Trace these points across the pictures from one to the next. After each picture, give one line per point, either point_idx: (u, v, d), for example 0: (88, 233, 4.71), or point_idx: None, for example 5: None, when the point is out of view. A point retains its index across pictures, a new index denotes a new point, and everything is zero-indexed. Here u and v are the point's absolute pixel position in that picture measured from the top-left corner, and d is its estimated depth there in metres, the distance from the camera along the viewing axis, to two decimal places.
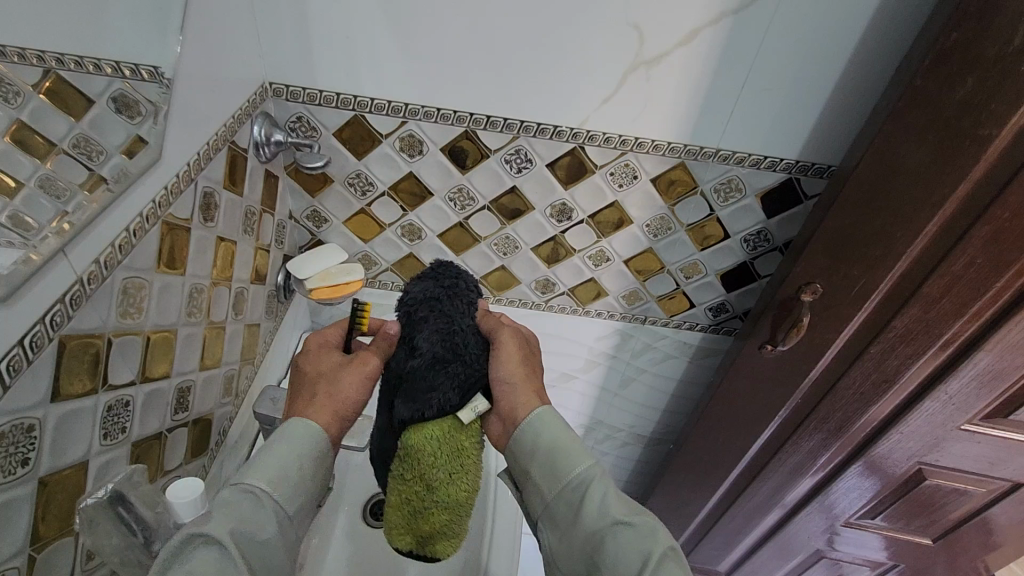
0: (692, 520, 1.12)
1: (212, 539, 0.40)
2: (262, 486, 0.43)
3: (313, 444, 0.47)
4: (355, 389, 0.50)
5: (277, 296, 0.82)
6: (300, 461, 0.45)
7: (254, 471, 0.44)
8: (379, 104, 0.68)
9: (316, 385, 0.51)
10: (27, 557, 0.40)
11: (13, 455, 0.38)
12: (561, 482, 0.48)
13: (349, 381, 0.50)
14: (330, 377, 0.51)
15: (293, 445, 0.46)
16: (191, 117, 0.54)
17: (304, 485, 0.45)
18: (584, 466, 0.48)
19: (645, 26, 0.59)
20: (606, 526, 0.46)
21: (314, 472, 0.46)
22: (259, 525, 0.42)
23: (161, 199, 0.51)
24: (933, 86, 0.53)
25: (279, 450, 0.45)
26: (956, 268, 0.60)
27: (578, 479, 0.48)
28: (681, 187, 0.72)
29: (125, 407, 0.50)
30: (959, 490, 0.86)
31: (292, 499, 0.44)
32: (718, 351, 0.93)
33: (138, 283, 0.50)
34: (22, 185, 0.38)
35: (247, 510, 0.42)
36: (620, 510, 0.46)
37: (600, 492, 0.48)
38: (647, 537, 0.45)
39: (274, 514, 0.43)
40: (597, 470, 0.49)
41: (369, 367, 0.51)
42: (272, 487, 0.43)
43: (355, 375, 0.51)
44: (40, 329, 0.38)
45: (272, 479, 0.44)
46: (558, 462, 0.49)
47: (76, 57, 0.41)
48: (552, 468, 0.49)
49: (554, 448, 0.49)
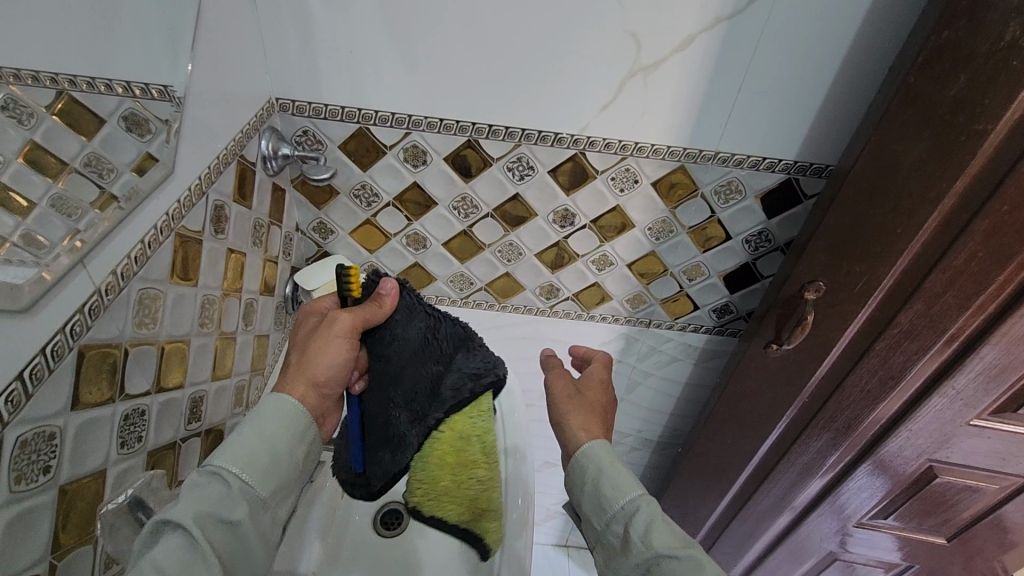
0: (703, 525, 1.11)
1: (178, 523, 0.40)
2: (231, 467, 0.45)
3: (280, 424, 0.49)
4: (328, 350, 0.55)
5: (285, 307, 0.83)
6: (272, 443, 0.48)
7: (224, 454, 0.45)
8: (383, 116, 0.70)
9: (296, 348, 0.57)
10: (48, 564, 0.41)
11: (35, 463, 0.38)
12: (608, 512, 0.52)
13: (321, 346, 0.55)
14: (304, 343, 0.57)
15: (264, 425, 0.48)
16: (202, 133, 0.55)
17: (277, 465, 0.47)
18: (625, 499, 0.52)
19: (641, 34, 0.60)
20: (650, 557, 0.48)
21: (289, 453, 0.48)
22: (228, 507, 0.44)
23: (174, 211, 0.52)
24: (926, 83, 0.54)
25: (249, 433, 0.47)
26: (958, 263, 0.61)
27: (625, 508, 0.51)
28: (682, 189, 0.73)
29: (141, 416, 0.51)
30: (972, 487, 0.85)
31: (263, 479, 0.46)
32: (723, 352, 0.93)
33: (153, 294, 0.51)
34: (34, 206, 0.39)
35: (215, 494, 0.43)
36: (664, 543, 0.48)
37: (644, 521, 0.50)
38: (690, 568, 0.46)
39: (243, 496, 0.44)
40: (642, 501, 0.51)
41: (339, 324, 0.56)
42: (242, 467, 0.45)
43: (329, 337, 0.56)
44: (60, 338, 0.39)
45: (242, 461, 0.45)
46: (604, 493, 0.53)
47: (87, 78, 0.42)
48: (599, 500, 0.53)
49: (601, 482, 0.53)
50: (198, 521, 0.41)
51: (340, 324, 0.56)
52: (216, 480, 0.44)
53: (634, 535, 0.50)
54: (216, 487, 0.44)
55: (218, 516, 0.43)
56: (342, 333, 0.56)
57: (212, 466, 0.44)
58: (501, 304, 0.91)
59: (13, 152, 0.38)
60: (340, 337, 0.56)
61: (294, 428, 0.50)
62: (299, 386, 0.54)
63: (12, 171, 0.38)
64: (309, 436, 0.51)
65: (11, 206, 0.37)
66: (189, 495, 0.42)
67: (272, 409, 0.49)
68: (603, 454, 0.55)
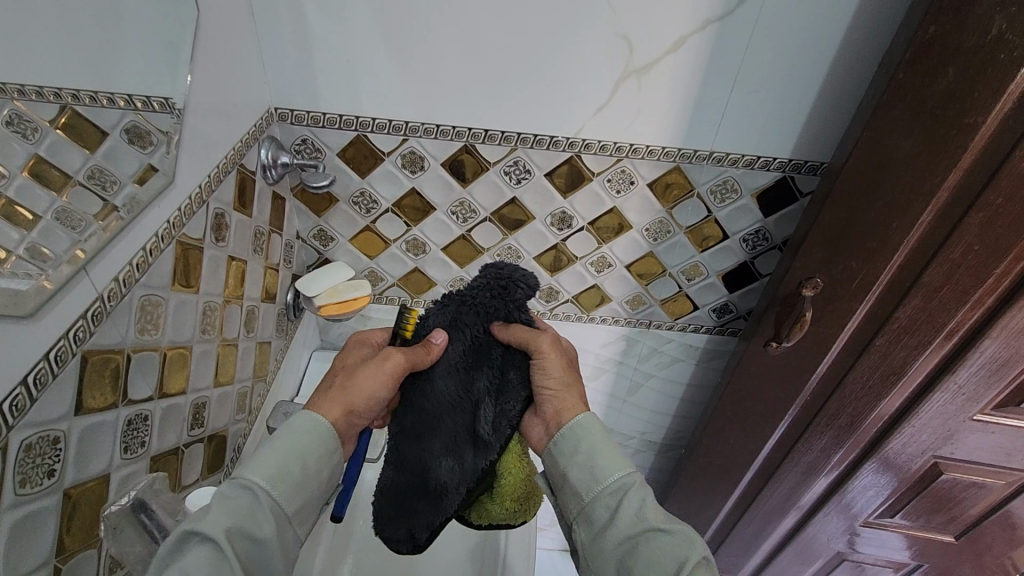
0: (709, 527, 1.11)
1: (207, 537, 0.41)
2: (262, 483, 0.45)
3: (312, 442, 0.49)
4: (371, 385, 0.53)
5: (287, 314, 0.84)
6: (303, 459, 0.48)
7: (253, 468, 0.46)
8: (380, 124, 0.71)
9: (340, 376, 0.56)
10: (52, 567, 0.41)
11: (40, 466, 0.39)
12: (599, 487, 0.52)
13: (365, 376, 0.53)
14: (352, 370, 0.55)
15: (297, 442, 0.48)
16: (201, 144, 0.56)
17: (304, 484, 0.48)
18: (619, 474, 0.52)
19: (633, 37, 0.61)
20: (641, 531, 0.48)
21: (315, 472, 0.49)
22: (256, 523, 0.44)
23: (175, 219, 0.53)
24: (915, 76, 0.55)
25: (280, 446, 0.47)
26: (955, 255, 0.61)
27: (617, 483, 0.51)
28: (678, 189, 0.74)
29: (144, 422, 0.51)
30: (978, 483, 0.85)
31: (290, 498, 0.46)
32: (725, 352, 0.93)
33: (155, 301, 0.51)
34: (39, 219, 0.39)
35: (243, 505, 0.44)
36: (657, 517, 0.49)
37: (637, 497, 0.50)
38: (683, 542, 0.47)
39: (272, 512, 0.45)
40: (636, 479, 0.52)
41: (388, 365, 0.53)
42: (271, 483, 0.45)
43: (373, 372, 0.53)
44: (64, 344, 0.40)
45: (269, 476, 0.46)
46: (596, 467, 0.52)
47: (91, 93, 0.43)
48: (590, 474, 0.52)
49: (595, 455, 0.53)
50: (227, 536, 0.42)
51: (388, 364, 0.53)
52: (245, 494, 0.45)
53: (626, 510, 0.50)
54: (245, 500, 0.45)
55: (244, 531, 0.43)
56: (389, 373, 0.53)
57: (242, 480, 0.45)
58: None
59: (19, 166, 0.37)
60: (385, 376, 0.53)
61: (324, 448, 0.50)
62: (334, 410, 0.52)
63: (18, 182, 0.37)
64: (336, 457, 0.51)
65: (17, 219, 0.37)
66: (220, 507, 0.43)
67: (306, 426, 0.50)
68: (594, 425, 0.55)
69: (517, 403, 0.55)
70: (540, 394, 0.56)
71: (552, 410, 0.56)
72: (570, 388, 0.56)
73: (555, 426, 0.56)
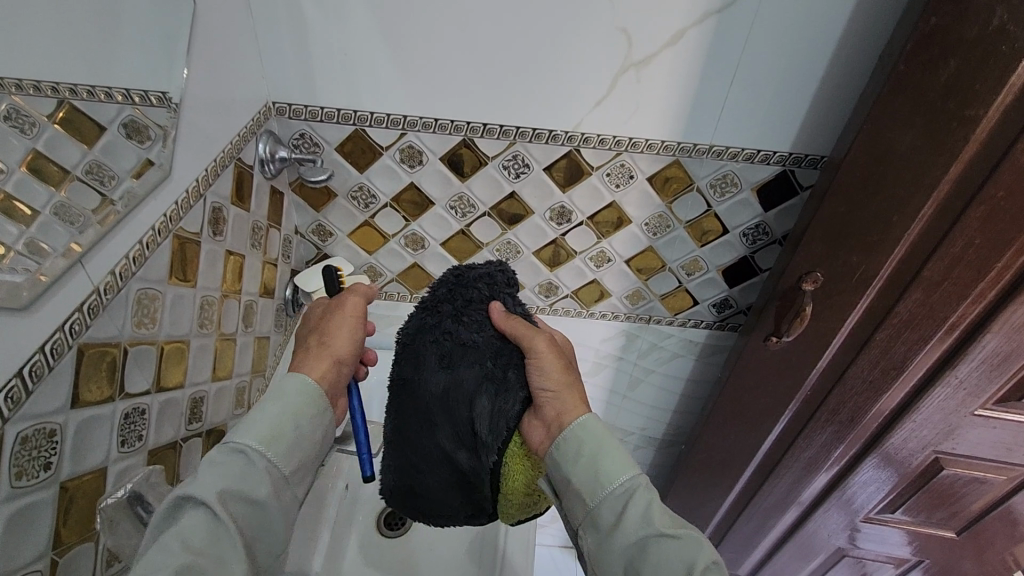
0: (710, 524, 1.10)
1: (200, 500, 0.41)
2: (255, 445, 0.45)
3: (303, 403, 0.49)
4: (345, 326, 0.56)
5: (285, 309, 0.84)
6: (295, 418, 0.48)
7: (244, 430, 0.45)
8: (378, 118, 0.70)
9: (309, 337, 0.56)
10: (49, 560, 0.41)
11: (36, 459, 0.39)
12: (603, 492, 0.49)
13: (337, 322, 0.56)
14: (320, 327, 0.57)
15: (286, 403, 0.48)
16: (199, 138, 0.56)
17: (299, 444, 0.47)
18: (627, 476, 0.50)
19: (632, 30, 0.61)
20: (650, 534, 0.47)
21: (309, 433, 0.48)
22: (251, 485, 0.44)
23: (172, 213, 0.53)
24: (916, 69, 0.54)
25: (269, 409, 0.47)
26: (955, 249, 0.61)
27: (623, 488, 0.49)
28: (677, 183, 0.74)
29: (141, 415, 0.51)
30: (979, 479, 0.85)
31: (285, 458, 0.46)
32: (725, 347, 0.93)
33: (152, 294, 0.51)
34: (37, 214, 0.39)
35: (237, 469, 0.44)
36: (665, 522, 0.47)
37: (642, 502, 0.49)
38: (692, 548, 0.46)
39: (267, 473, 0.45)
40: (642, 480, 0.50)
41: (349, 305, 0.58)
42: (265, 445, 0.45)
43: (342, 321, 0.57)
44: (60, 336, 0.40)
45: (262, 438, 0.45)
46: (602, 469, 0.50)
47: (87, 87, 0.43)
48: (594, 479, 0.50)
49: (599, 459, 0.50)
50: (222, 500, 0.42)
51: (350, 305, 0.58)
52: (240, 457, 0.44)
53: (633, 516, 0.48)
54: (239, 462, 0.44)
55: (240, 495, 0.43)
56: (353, 313, 0.57)
57: (234, 443, 0.44)
58: None
59: (17, 161, 0.37)
60: (352, 318, 0.57)
61: (314, 406, 0.49)
62: (320, 366, 0.53)
63: (17, 178, 0.37)
64: (328, 418, 0.51)
65: (15, 215, 0.37)
66: (214, 473, 0.43)
67: (296, 387, 0.49)
68: (596, 425, 0.53)
69: (518, 401, 0.53)
70: (539, 397, 0.53)
71: (554, 412, 0.53)
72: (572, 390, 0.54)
73: (555, 430, 0.53)
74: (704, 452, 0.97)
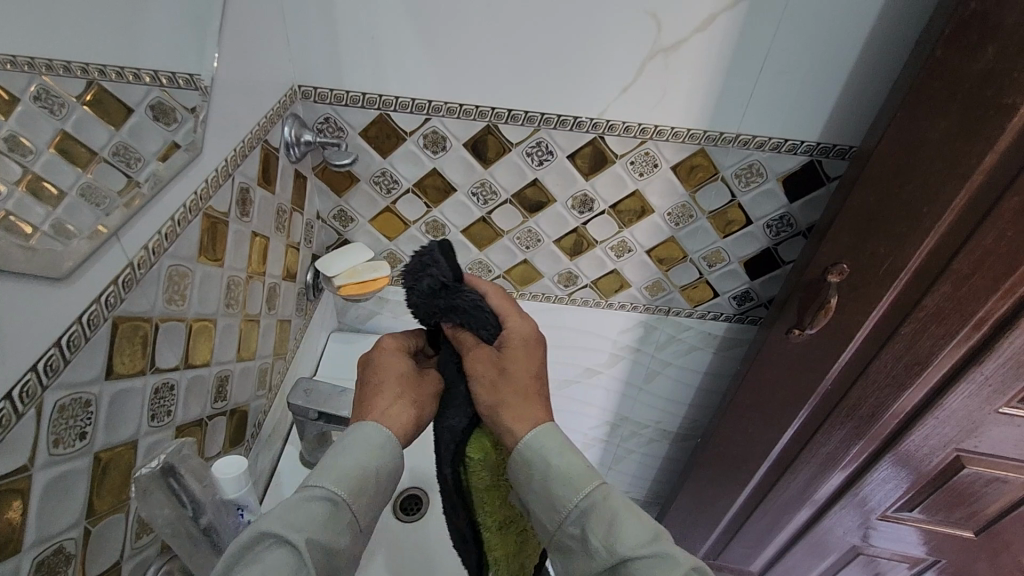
0: (722, 521, 1.10)
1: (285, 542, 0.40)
2: (342, 494, 0.44)
3: (383, 455, 0.48)
4: (429, 400, 0.55)
5: (307, 293, 0.84)
6: (377, 470, 0.47)
7: (333, 477, 0.45)
8: (403, 102, 0.70)
9: (403, 388, 0.54)
10: (82, 529, 0.42)
11: (72, 428, 0.40)
12: (561, 513, 0.48)
13: (428, 394, 0.55)
14: (413, 384, 0.54)
15: (372, 454, 0.48)
16: (227, 118, 0.56)
17: (376, 493, 0.47)
18: (580, 495, 0.48)
19: (661, 15, 0.60)
20: (616, 563, 0.45)
21: (384, 482, 0.48)
22: (331, 532, 0.43)
23: (202, 192, 0.54)
24: (955, 56, 0.52)
25: (356, 458, 0.47)
26: (987, 242, 0.60)
27: (580, 508, 0.48)
28: (702, 172, 0.73)
29: (170, 391, 0.52)
30: (1000, 478, 0.83)
31: (365, 508, 0.46)
32: (744, 341, 0.92)
33: (182, 272, 0.52)
34: (65, 195, 0.38)
35: (323, 515, 0.43)
36: (630, 543, 0.45)
37: (605, 519, 0.47)
38: (662, 565, 0.44)
39: (345, 522, 0.44)
40: (597, 496, 0.48)
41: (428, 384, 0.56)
42: (353, 496, 0.45)
43: (427, 390, 0.55)
44: (95, 309, 0.41)
45: (350, 487, 0.45)
46: (556, 494, 0.48)
47: (117, 68, 0.43)
48: (549, 501, 0.49)
49: (550, 483, 0.49)
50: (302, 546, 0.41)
51: (431, 381, 0.56)
52: (325, 503, 0.44)
53: (594, 538, 0.46)
54: (321, 509, 0.43)
55: (321, 542, 0.42)
56: (431, 391, 0.56)
57: (324, 491, 0.44)
58: (519, 292, 0.91)
59: (46, 142, 0.37)
60: (428, 396, 0.55)
61: (390, 459, 0.49)
62: (405, 423, 0.52)
63: (45, 158, 0.37)
64: (399, 467, 0.50)
65: (42, 195, 0.36)
66: (300, 516, 0.42)
67: (379, 438, 0.49)
68: (552, 441, 0.50)
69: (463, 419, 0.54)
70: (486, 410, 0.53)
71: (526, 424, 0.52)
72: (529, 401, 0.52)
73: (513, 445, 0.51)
74: (720, 447, 0.96)
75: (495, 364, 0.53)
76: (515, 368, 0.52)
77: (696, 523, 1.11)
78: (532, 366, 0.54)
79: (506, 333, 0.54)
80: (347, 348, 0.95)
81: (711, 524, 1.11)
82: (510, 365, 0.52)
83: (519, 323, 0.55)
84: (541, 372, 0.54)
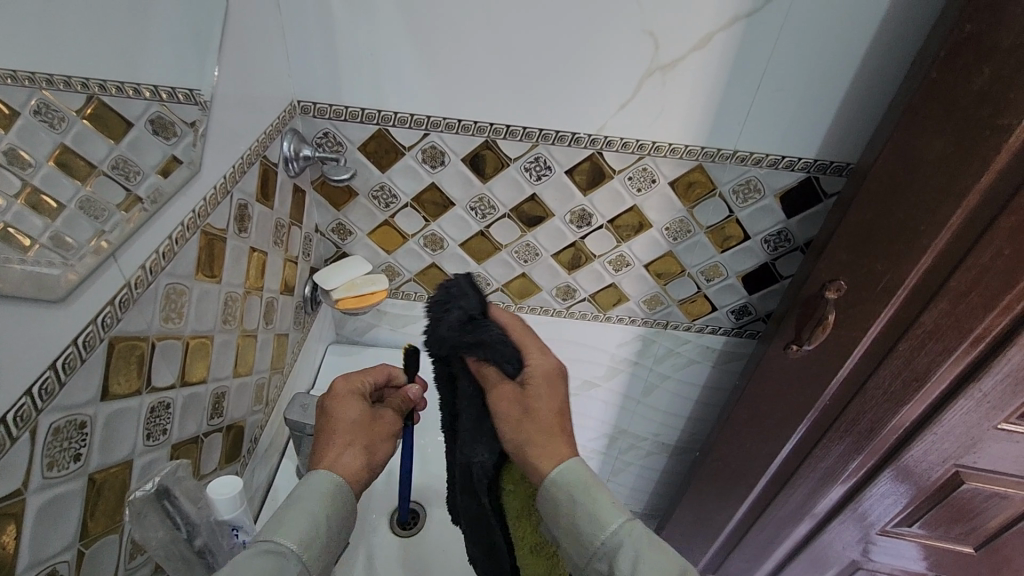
0: (720, 535, 1.09)
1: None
2: (294, 547, 0.44)
3: (333, 504, 0.48)
4: (381, 445, 0.56)
5: (304, 307, 0.84)
6: (328, 521, 0.47)
7: (284, 531, 0.44)
8: (401, 118, 0.71)
9: (355, 431, 0.55)
10: (76, 551, 0.42)
11: (67, 450, 0.39)
12: (589, 549, 0.48)
13: (380, 438, 0.57)
14: (365, 427, 0.56)
15: (321, 505, 0.47)
16: (226, 135, 0.57)
17: (328, 544, 0.47)
18: (606, 533, 0.48)
19: (659, 33, 0.61)
20: None
21: (334, 535, 0.47)
22: None
23: (201, 209, 0.54)
24: (950, 77, 0.53)
25: (303, 508, 0.46)
26: (983, 261, 0.60)
27: (606, 545, 0.48)
28: (700, 188, 0.73)
29: (166, 409, 0.51)
30: (999, 494, 0.83)
31: (316, 560, 0.45)
32: (742, 355, 0.92)
33: (179, 290, 0.52)
34: (63, 208, 0.38)
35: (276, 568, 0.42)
36: None
37: (628, 555, 0.46)
38: None
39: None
40: (623, 532, 0.47)
41: (381, 426, 0.58)
42: (302, 547, 0.44)
43: (380, 433, 0.57)
44: (92, 330, 0.41)
45: (301, 539, 0.44)
46: (583, 529, 0.49)
47: (116, 83, 0.43)
48: (577, 536, 0.49)
49: (577, 518, 0.49)
50: None
51: (385, 424, 0.58)
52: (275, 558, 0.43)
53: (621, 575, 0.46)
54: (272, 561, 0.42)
55: None
56: (384, 434, 0.57)
57: (272, 545, 0.43)
58: (518, 305, 0.91)
59: (45, 155, 0.37)
60: (382, 439, 0.57)
61: (339, 511, 0.49)
62: (357, 465, 0.52)
63: (44, 172, 0.37)
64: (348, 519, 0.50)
65: (41, 208, 0.36)
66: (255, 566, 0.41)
67: (327, 487, 0.49)
68: (575, 478, 0.50)
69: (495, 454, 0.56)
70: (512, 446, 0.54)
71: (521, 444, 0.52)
72: (555, 437, 0.52)
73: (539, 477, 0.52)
74: (718, 461, 0.95)
75: (519, 401, 0.53)
76: (539, 407, 0.53)
77: (694, 537, 1.11)
78: (557, 401, 0.54)
79: (531, 368, 0.55)
80: (344, 360, 0.95)
81: (709, 538, 1.11)
82: (535, 403, 0.53)
83: (540, 358, 0.55)
84: (564, 406, 0.55)
